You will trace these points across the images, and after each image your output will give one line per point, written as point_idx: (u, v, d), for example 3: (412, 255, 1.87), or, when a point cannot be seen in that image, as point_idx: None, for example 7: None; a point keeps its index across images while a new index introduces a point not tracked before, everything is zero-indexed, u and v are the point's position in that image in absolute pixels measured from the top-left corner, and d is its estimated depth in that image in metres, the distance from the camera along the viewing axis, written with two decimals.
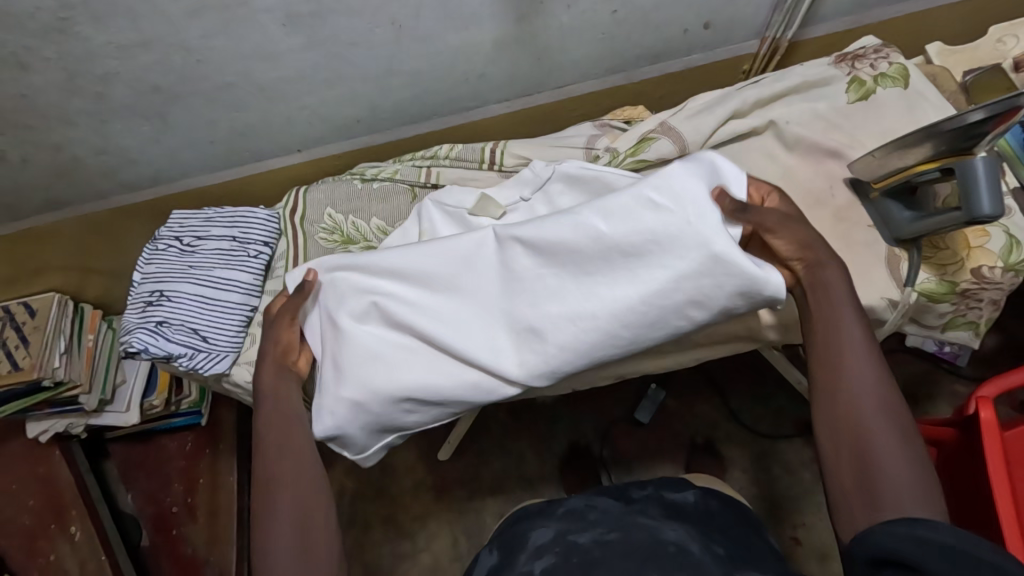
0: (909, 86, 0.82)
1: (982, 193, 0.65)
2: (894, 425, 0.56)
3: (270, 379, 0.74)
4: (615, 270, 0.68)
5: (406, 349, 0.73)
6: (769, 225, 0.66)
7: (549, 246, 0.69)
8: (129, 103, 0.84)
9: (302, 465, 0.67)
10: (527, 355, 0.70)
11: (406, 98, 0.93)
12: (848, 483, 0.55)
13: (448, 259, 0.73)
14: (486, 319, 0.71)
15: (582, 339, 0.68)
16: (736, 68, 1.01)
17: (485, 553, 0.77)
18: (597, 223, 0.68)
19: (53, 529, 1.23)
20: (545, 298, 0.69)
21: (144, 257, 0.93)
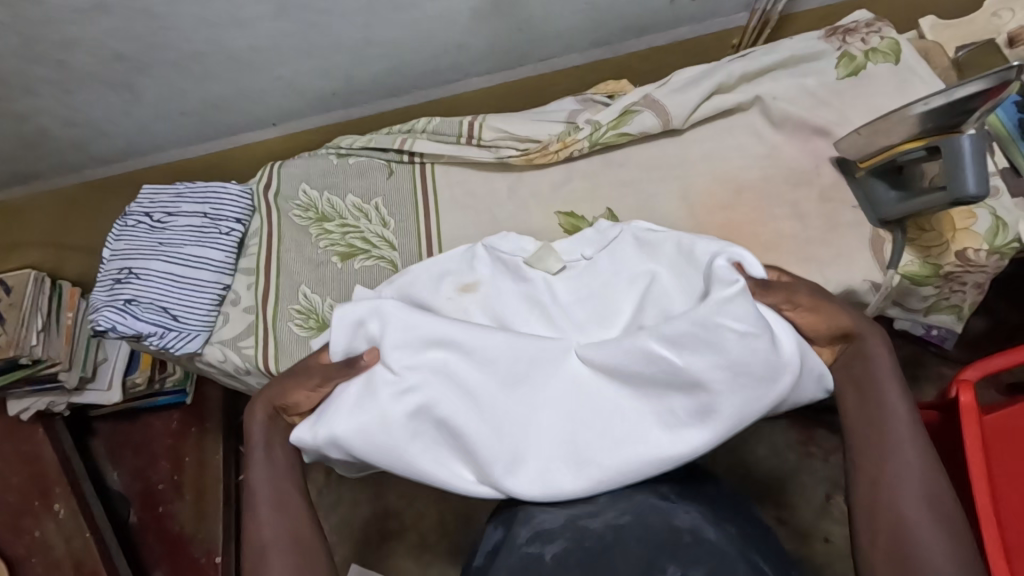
0: (900, 61, 0.79)
1: (966, 172, 0.63)
2: (935, 512, 0.54)
3: (263, 412, 0.69)
4: (677, 393, 0.61)
5: (419, 452, 0.65)
6: (799, 304, 0.66)
7: (614, 365, 0.63)
8: (93, 71, 0.80)
9: (291, 510, 0.62)
10: (547, 475, 0.61)
11: (384, 69, 0.90)
12: (883, 566, 0.54)
13: (525, 360, 0.65)
14: (529, 430, 0.62)
15: (629, 466, 0.61)
16: (724, 41, 0.97)
17: (487, 531, 0.72)
18: (668, 354, 0.60)
19: (38, 506, 1.21)
20: (588, 421, 0.62)
21: (113, 233, 0.90)
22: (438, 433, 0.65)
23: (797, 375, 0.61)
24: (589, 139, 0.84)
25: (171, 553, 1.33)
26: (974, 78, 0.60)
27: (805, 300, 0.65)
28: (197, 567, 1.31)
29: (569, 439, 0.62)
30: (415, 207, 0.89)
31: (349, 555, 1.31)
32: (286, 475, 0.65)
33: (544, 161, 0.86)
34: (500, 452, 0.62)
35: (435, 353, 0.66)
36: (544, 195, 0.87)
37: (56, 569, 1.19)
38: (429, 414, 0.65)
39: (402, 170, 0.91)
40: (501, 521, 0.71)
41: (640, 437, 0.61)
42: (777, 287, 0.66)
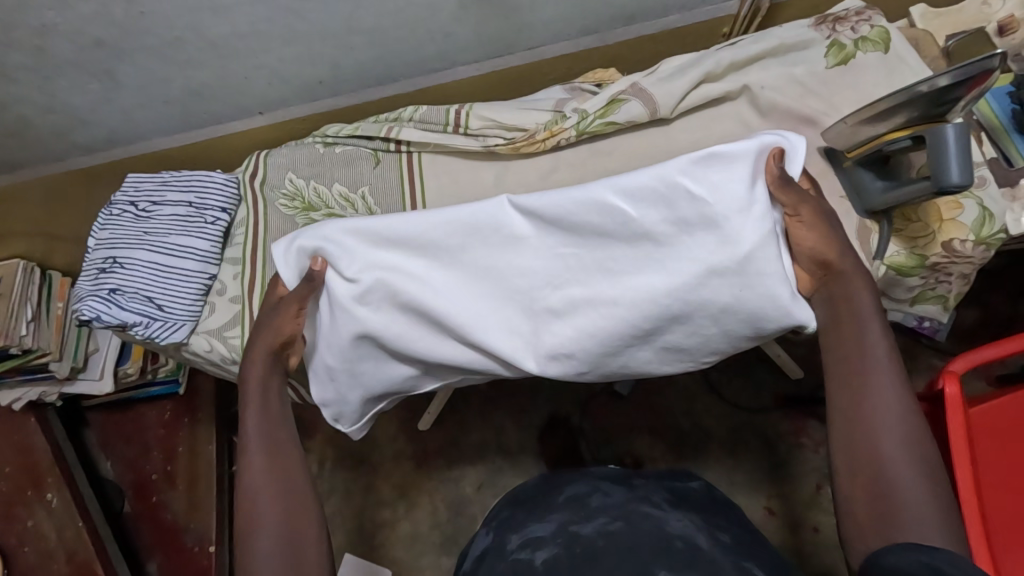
0: (889, 49, 0.79)
1: (950, 160, 0.62)
2: (914, 453, 0.56)
3: (258, 366, 0.71)
4: (646, 264, 0.65)
5: (409, 333, 0.70)
6: (800, 214, 0.65)
7: (570, 225, 0.65)
8: (72, 58, 0.79)
9: (288, 463, 0.65)
10: (539, 337, 0.68)
11: (369, 57, 0.89)
12: (863, 504, 0.56)
13: (463, 231, 0.68)
14: (505, 306, 0.68)
15: (599, 327, 0.66)
16: (715, 30, 0.97)
17: (482, 533, 0.76)
18: (621, 204, 0.64)
19: (30, 496, 1.21)
20: (570, 283, 0.67)
21: (98, 222, 0.90)
22: (420, 316, 0.69)
23: (766, 241, 0.63)
24: (576, 128, 0.83)
25: (165, 542, 1.33)
26: (957, 65, 0.60)
27: (808, 212, 0.65)
28: (190, 556, 1.31)
29: (539, 302, 0.67)
30: (402, 196, 0.89)
31: (341, 545, 1.31)
32: (282, 426, 0.67)
33: (530, 150, 0.85)
34: (488, 330, 0.68)
35: (376, 260, 0.69)
36: (531, 185, 0.86)
37: (49, 558, 1.19)
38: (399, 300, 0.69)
39: (388, 159, 0.90)
40: (494, 526, 0.75)
41: (617, 296, 0.65)
42: (793, 186, 0.64)
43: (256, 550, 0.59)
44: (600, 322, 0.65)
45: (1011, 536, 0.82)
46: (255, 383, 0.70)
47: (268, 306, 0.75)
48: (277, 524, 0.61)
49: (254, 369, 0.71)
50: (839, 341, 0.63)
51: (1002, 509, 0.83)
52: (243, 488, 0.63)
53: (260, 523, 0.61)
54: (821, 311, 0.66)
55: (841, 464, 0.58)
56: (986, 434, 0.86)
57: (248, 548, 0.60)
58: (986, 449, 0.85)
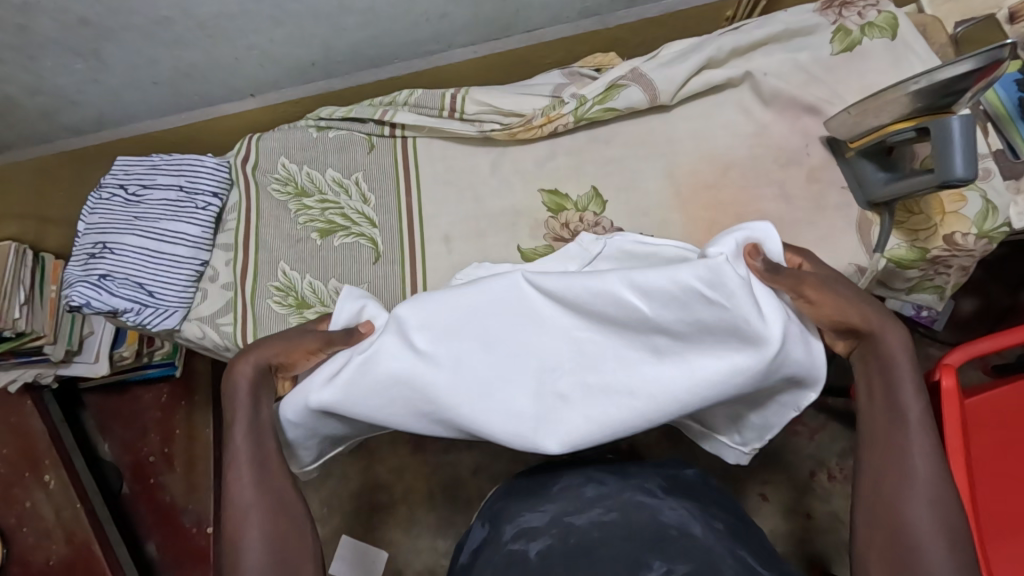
0: (897, 36, 0.77)
1: (956, 152, 0.60)
2: (938, 513, 0.53)
3: (245, 383, 0.64)
4: (665, 361, 0.59)
5: (391, 409, 0.62)
6: (808, 296, 0.62)
7: (587, 303, 0.60)
8: (57, 37, 0.76)
9: (275, 477, 0.60)
10: (545, 422, 0.60)
11: (362, 38, 0.86)
12: (877, 554, 0.53)
13: (478, 308, 0.61)
14: (506, 386, 0.60)
15: (615, 419, 0.59)
16: (719, 13, 0.94)
17: (477, 526, 0.76)
18: (636, 300, 0.58)
19: (27, 477, 1.21)
20: (581, 368, 0.60)
21: (88, 206, 0.88)
22: (412, 393, 0.61)
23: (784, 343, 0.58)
24: (574, 114, 0.82)
25: (163, 523, 1.34)
26: (968, 55, 0.58)
27: (813, 292, 0.61)
28: (189, 537, 1.33)
29: (548, 383, 0.60)
30: (396, 182, 0.87)
31: (338, 527, 1.33)
32: (270, 436, 0.62)
33: (528, 136, 0.84)
34: (477, 408, 0.60)
35: (397, 333, 0.62)
36: (528, 171, 0.85)
37: (47, 538, 1.20)
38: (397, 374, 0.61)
39: (383, 144, 0.89)
40: (489, 517, 0.75)
41: (632, 387, 0.59)
42: (786, 273, 0.61)
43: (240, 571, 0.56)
44: (609, 415, 0.59)
45: (1003, 525, 0.82)
46: (243, 391, 0.64)
47: (278, 337, 0.67)
48: (263, 543, 0.57)
49: (240, 385, 0.64)
50: (872, 392, 0.60)
51: (994, 501, 0.83)
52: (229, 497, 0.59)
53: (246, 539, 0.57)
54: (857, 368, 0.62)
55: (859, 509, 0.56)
56: (981, 424, 0.86)
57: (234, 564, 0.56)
58: (979, 439, 0.85)
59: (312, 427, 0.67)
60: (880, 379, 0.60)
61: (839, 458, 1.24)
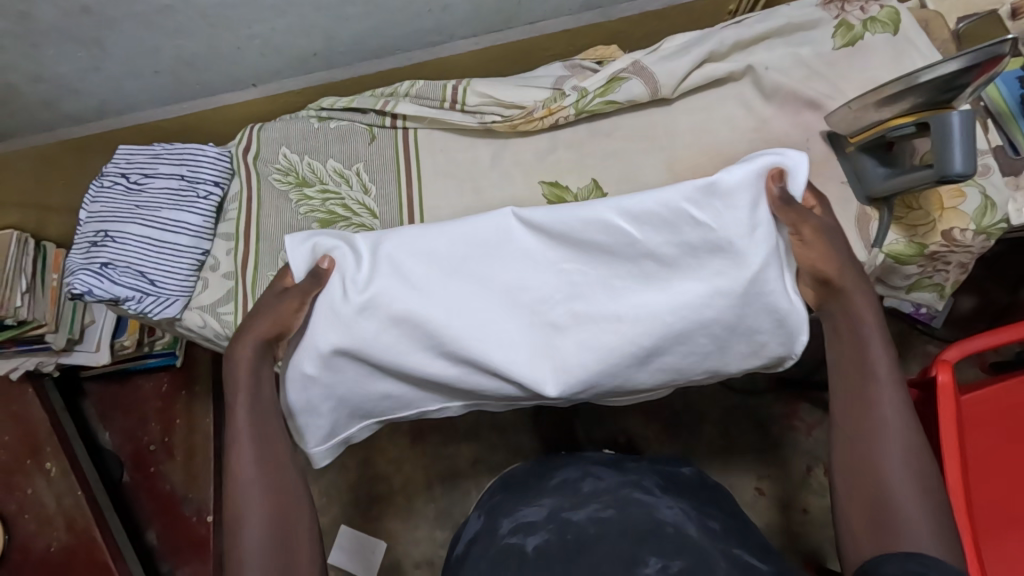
0: (898, 32, 0.77)
1: (955, 148, 0.60)
2: (908, 455, 0.57)
3: (244, 361, 0.65)
4: (653, 284, 0.67)
5: (400, 348, 0.67)
6: (803, 234, 0.65)
7: (575, 241, 0.67)
8: (59, 25, 0.76)
9: (279, 455, 0.62)
10: (540, 351, 0.68)
11: (364, 29, 0.87)
12: (859, 519, 0.57)
13: (466, 245, 0.68)
14: (508, 323, 0.67)
15: (604, 343, 0.66)
16: (721, 6, 0.94)
17: (474, 517, 0.77)
18: (628, 227, 0.66)
19: (29, 464, 1.22)
20: (574, 300, 0.67)
21: (90, 194, 0.89)
22: (417, 333, 0.67)
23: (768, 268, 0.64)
24: (575, 106, 0.82)
25: (163, 511, 1.35)
26: (967, 49, 0.58)
27: (810, 231, 0.65)
28: (188, 526, 1.34)
29: (542, 315, 0.67)
30: (397, 173, 0.87)
31: (337, 517, 1.34)
32: (273, 415, 0.64)
33: (528, 128, 0.84)
34: (488, 347, 0.67)
35: (386, 270, 0.68)
36: (528, 164, 0.85)
37: (48, 525, 1.21)
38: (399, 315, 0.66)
39: (384, 135, 0.89)
40: (487, 509, 0.76)
41: (621, 311, 0.66)
42: (795, 204, 0.64)
43: (244, 548, 0.57)
44: (602, 340, 0.66)
45: (995, 521, 0.83)
46: (241, 370, 0.65)
47: (265, 302, 0.69)
48: (267, 519, 0.59)
49: (241, 361, 0.65)
50: (843, 357, 0.63)
51: (988, 497, 0.84)
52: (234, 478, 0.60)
53: (246, 522, 0.59)
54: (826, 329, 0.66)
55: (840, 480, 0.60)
56: (976, 421, 0.86)
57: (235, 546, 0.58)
58: (975, 436, 0.86)
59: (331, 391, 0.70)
60: (848, 331, 0.63)
61: None
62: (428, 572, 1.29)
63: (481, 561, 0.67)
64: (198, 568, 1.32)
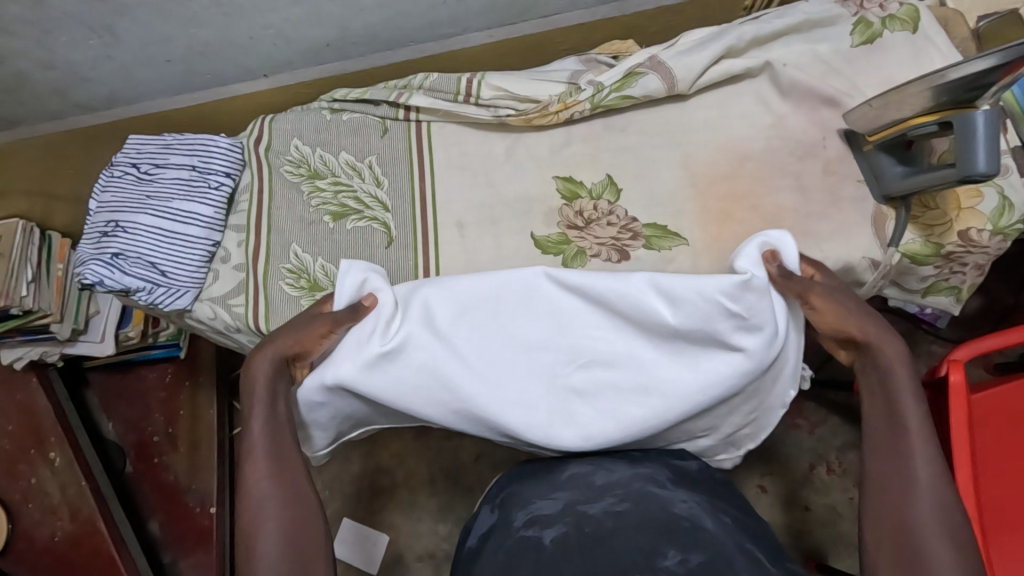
0: (918, 30, 0.76)
1: (978, 148, 0.60)
2: (943, 516, 0.56)
3: (268, 388, 0.65)
4: (685, 369, 0.68)
5: (410, 398, 0.68)
6: (813, 304, 0.67)
7: (604, 300, 0.68)
8: (71, 12, 0.75)
9: (293, 470, 0.62)
10: (556, 410, 0.68)
11: (378, 20, 0.86)
12: (886, 561, 0.56)
13: (499, 292, 0.70)
14: (521, 377, 0.68)
15: (632, 417, 0.68)
16: (736, 2, 0.94)
17: (485, 511, 0.77)
18: (664, 311, 0.66)
19: (32, 453, 1.22)
20: (594, 365, 0.69)
21: (100, 183, 0.88)
22: (433, 379, 0.68)
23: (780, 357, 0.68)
24: (590, 101, 0.81)
25: (166, 501, 1.35)
26: (994, 49, 0.57)
27: (819, 300, 0.67)
28: (192, 517, 1.34)
29: (560, 380, 0.68)
30: (410, 166, 0.87)
31: (340, 510, 1.34)
32: (287, 428, 0.64)
33: (543, 122, 0.83)
34: (494, 396, 0.68)
35: (415, 316, 0.70)
36: (541, 159, 0.85)
37: (52, 514, 1.21)
38: (416, 358, 0.68)
39: (397, 128, 0.88)
40: (498, 504, 0.77)
41: (653, 389, 0.68)
42: (796, 280, 0.68)
43: (259, 558, 0.57)
44: (624, 412, 0.68)
45: (1005, 520, 0.83)
46: (259, 381, 0.65)
47: (283, 329, 0.69)
48: (281, 535, 0.58)
49: (259, 375, 0.66)
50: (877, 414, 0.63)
51: (996, 496, 0.84)
52: (249, 493, 0.60)
53: (260, 532, 0.58)
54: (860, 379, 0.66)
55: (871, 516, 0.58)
56: (986, 420, 0.86)
57: (249, 555, 0.57)
58: (984, 437, 0.86)
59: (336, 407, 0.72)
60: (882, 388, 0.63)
61: (838, 452, 1.25)
62: (430, 565, 1.30)
63: (495, 554, 0.67)
64: (201, 559, 1.32)
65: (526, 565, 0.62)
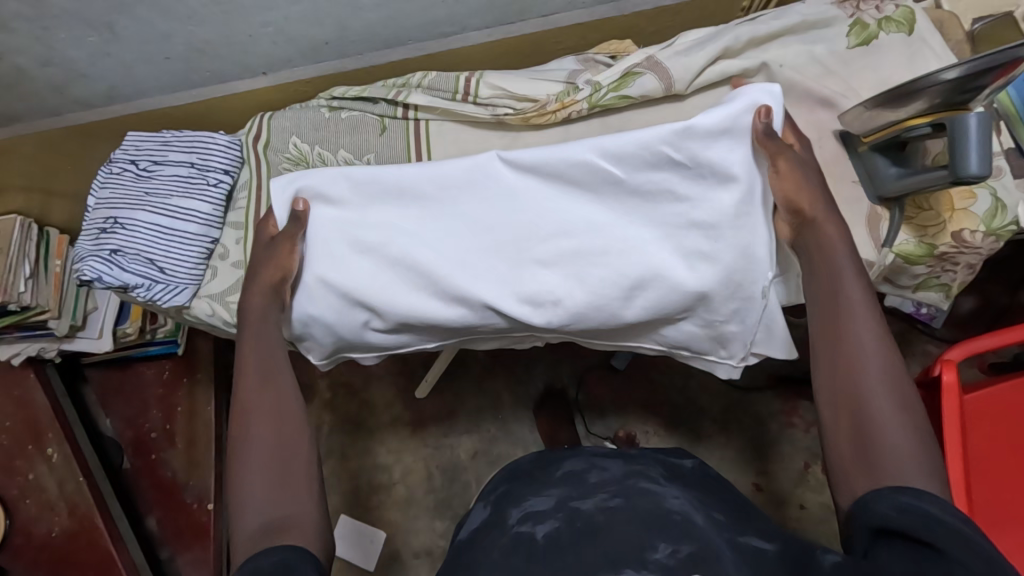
0: (914, 32, 0.77)
1: (972, 150, 0.61)
2: (887, 380, 0.59)
3: (260, 301, 0.75)
4: (637, 215, 0.73)
5: (392, 288, 0.75)
6: (779, 166, 0.70)
7: (560, 173, 0.73)
8: (70, 9, 0.75)
9: (278, 391, 0.70)
10: (525, 285, 0.73)
11: (377, 18, 0.86)
12: (842, 434, 0.59)
13: (446, 184, 0.75)
14: (477, 256, 0.74)
15: (593, 270, 0.72)
16: (734, 3, 0.94)
17: (479, 507, 0.78)
18: (608, 163, 0.72)
19: (30, 449, 1.22)
20: (560, 238, 0.73)
21: (98, 180, 0.88)
22: (405, 265, 0.75)
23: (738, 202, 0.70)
24: (588, 101, 0.82)
25: (164, 498, 1.36)
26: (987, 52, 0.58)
27: (786, 163, 0.69)
28: (190, 513, 1.34)
29: (527, 255, 0.73)
30: None
31: (337, 507, 1.34)
32: (277, 349, 0.73)
33: (541, 121, 0.84)
34: (464, 278, 0.74)
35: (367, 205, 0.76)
36: None
37: (50, 510, 1.21)
38: (375, 244, 0.75)
39: (396, 127, 0.89)
40: (492, 500, 0.77)
41: (607, 239, 0.73)
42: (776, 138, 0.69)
43: (245, 470, 0.64)
44: (591, 274, 0.72)
45: (996, 518, 0.84)
46: (256, 306, 0.75)
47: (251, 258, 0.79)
48: (267, 451, 0.65)
49: (254, 301, 0.75)
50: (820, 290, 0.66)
51: (988, 495, 0.85)
52: (241, 410, 0.69)
53: (250, 444, 0.66)
54: (806, 262, 0.69)
55: (829, 412, 0.61)
56: (979, 420, 0.87)
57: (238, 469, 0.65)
58: (977, 436, 0.87)
59: (313, 312, 0.77)
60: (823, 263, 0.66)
61: None
62: (427, 562, 1.30)
63: (490, 547, 0.67)
64: (199, 555, 1.32)
65: (520, 559, 0.63)
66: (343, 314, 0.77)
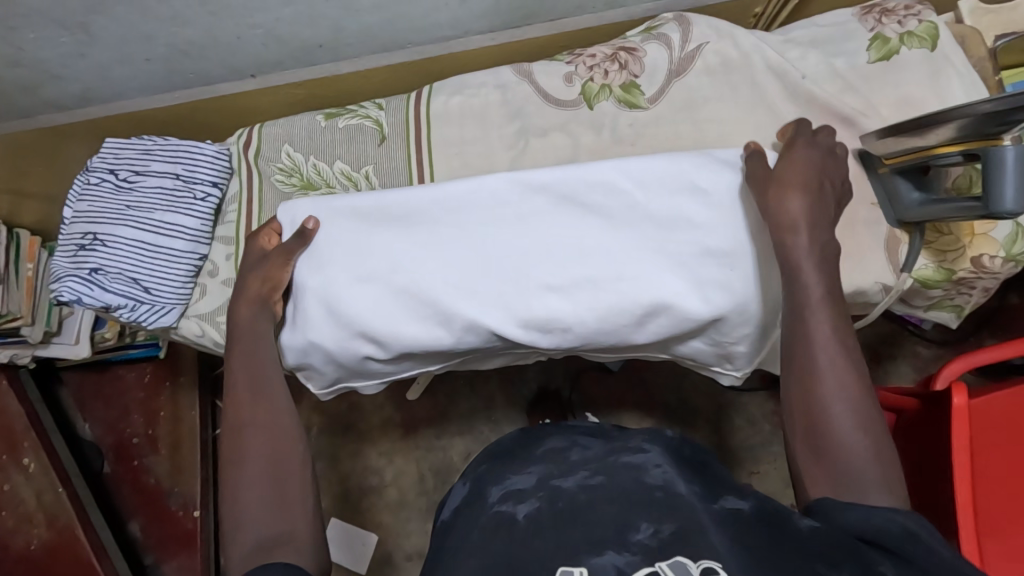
0: (936, 48, 0.76)
1: (1006, 185, 0.59)
2: (853, 404, 0.57)
3: (246, 311, 0.73)
4: (651, 241, 0.71)
5: (396, 316, 0.72)
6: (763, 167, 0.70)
7: (576, 198, 0.72)
8: (41, 9, 0.69)
9: (271, 404, 0.67)
10: (533, 309, 0.70)
11: (374, 21, 0.81)
12: (805, 449, 0.58)
13: (454, 205, 0.74)
14: (485, 283, 0.71)
15: (603, 302, 0.70)
16: (747, 10, 0.90)
17: (457, 486, 0.67)
18: (624, 184, 0.72)
19: (5, 459, 1.16)
20: (570, 262, 0.70)
21: (75, 191, 0.82)
22: (410, 294, 0.71)
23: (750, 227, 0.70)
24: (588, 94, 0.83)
25: (146, 503, 1.31)
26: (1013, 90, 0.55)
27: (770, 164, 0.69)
28: (174, 519, 1.30)
29: (536, 278, 0.70)
30: (410, 178, 0.83)
31: (326, 510, 1.31)
32: (270, 364, 0.70)
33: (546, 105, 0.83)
34: (470, 306, 0.70)
35: (369, 227, 0.74)
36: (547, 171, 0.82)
37: (28, 521, 1.15)
38: (377, 270, 0.72)
39: (396, 136, 0.84)
40: (472, 478, 0.66)
41: (622, 273, 0.70)
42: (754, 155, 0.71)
43: (240, 486, 0.61)
44: (602, 302, 0.70)
45: (997, 525, 0.83)
46: (244, 323, 0.73)
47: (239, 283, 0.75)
48: (263, 464, 0.62)
49: (243, 311, 0.73)
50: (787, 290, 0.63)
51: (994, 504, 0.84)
52: (230, 426, 0.65)
53: (245, 457, 0.63)
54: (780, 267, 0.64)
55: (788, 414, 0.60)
56: (985, 432, 0.87)
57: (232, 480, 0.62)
58: (983, 449, 0.86)
59: (316, 339, 0.73)
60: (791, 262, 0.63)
61: None
62: (419, 565, 1.28)
63: (466, 535, 0.56)
64: (184, 563, 1.28)
65: (500, 543, 0.52)
66: (345, 341, 0.73)
